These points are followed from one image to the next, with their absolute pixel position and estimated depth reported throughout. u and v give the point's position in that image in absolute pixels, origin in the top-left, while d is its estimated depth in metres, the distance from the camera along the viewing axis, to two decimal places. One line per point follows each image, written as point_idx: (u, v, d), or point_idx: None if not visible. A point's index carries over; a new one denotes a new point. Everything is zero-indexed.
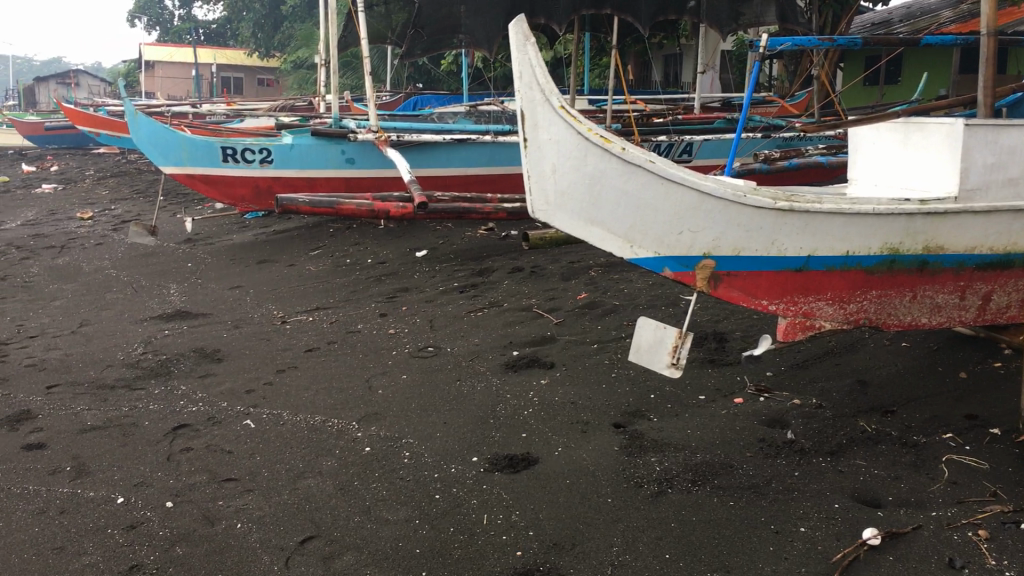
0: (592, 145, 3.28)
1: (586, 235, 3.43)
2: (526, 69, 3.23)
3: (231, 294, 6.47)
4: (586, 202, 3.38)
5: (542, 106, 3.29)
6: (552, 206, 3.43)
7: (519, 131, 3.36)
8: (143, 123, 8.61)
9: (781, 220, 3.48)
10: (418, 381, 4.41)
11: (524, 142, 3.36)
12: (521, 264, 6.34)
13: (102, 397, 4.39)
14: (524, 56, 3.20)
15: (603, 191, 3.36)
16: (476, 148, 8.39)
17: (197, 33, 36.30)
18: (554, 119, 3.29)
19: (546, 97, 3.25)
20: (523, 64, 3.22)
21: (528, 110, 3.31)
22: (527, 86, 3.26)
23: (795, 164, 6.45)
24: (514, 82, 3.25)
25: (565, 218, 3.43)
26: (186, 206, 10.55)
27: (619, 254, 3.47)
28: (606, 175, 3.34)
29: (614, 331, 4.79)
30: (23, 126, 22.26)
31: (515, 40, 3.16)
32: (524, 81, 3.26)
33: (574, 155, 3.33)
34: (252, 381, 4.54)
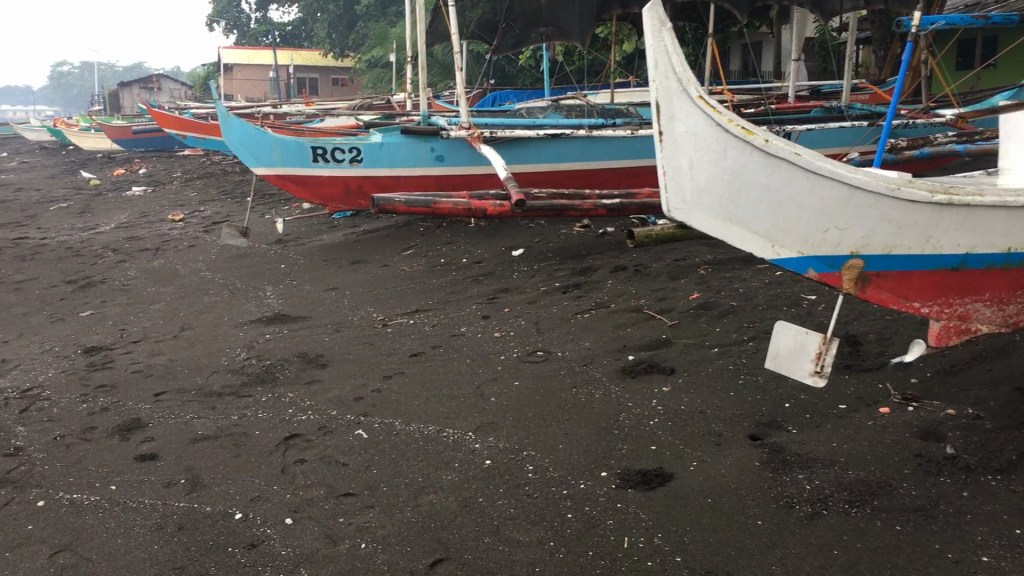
0: (734, 137, 3.05)
1: (724, 234, 3.22)
2: (662, 57, 3.02)
3: (328, 296, 6.38)
4: (725, 198, 3.16)
5: (679, 96, 3.07)
6: (689, 204, 3.23)
7: (654, 124, 3.16)
8: (234, 124, 8.58)
9: (938, 214, 3.16)
10: (532, 388, 4.21)
11: (659, 134, 3.17)
12: (624, 262, 6.09)
13: (211, 405, 4.30)
14: (659, 42, 2.98)
15: (743, 186, 3.13)
16: (567, 143, 8.18)
17: (274, 36, 36.84)
18: (692, 110, 3.08)
19: (683, 86, 3.04)
20: (659, 51, 3.01)
21: (664, 100, 3.10)
22: (663, 75, 3.05)
23: (926, 152, 6.05)
24: (648, 72, 3.05)
25: (703, 216, 3.22)
26: (275, 206, 10.55)
27: (760, 254, 3.24)
28: (748, 170, 3.10)
29: (735, 334, 4.51)
30: (111, 130, 22.75)
31: (651, 27, 2.94)
32: (659, 69, 3.05)
33: (712, 148, 3.11)
34: (359, 389, 4.40)
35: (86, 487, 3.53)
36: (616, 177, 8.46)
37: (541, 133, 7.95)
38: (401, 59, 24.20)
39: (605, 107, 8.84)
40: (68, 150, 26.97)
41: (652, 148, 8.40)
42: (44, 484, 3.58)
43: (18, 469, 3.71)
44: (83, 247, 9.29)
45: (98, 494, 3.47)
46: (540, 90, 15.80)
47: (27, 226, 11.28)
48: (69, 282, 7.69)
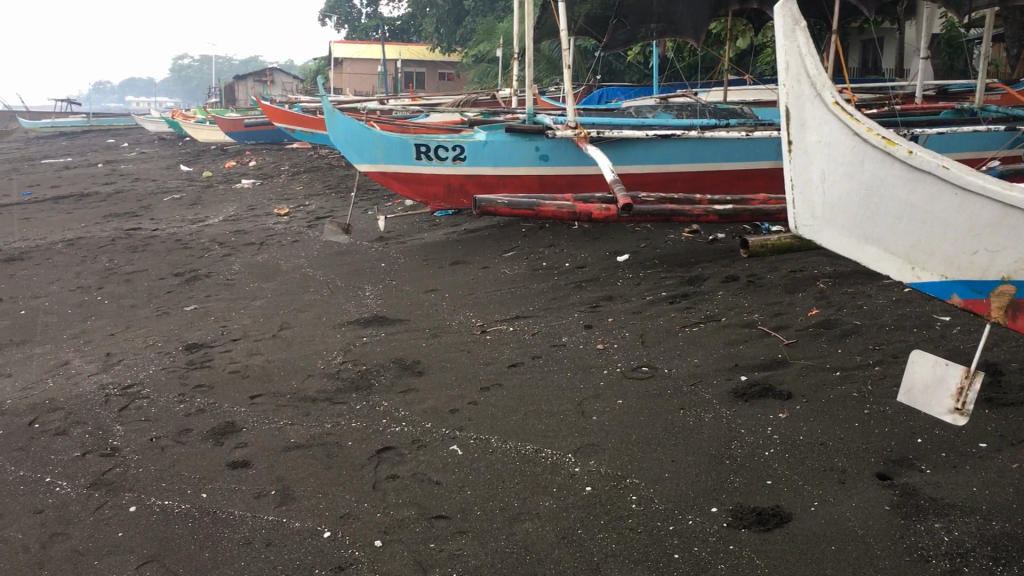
0: (870, 146, 2.84)
1: (859, 253, 3.01)
2: (794, 59, 2.90)
3: (428, 298, 6.27)
4: (860, 214, 2.96)
5: (812, 101, 2.93)
6: (821, 220, 3.07)
7: (785, 132, 3.03)
8: (340, 121, 8.52)
9: None
10: (636, 408, 3.97)
11: (790, 142, 3.04)
12: (736, 273, 5.79)
13: (305, 411, 4.21)
14: (792, 42, 2.87)
15: (880, 201, 2.90)
16: (678, 144, 7.88)
17: (383, 31, 37.31)
18: (827, 117, 2.91)
19: (817, 91, 2.89)
20: (792, 53, 2.90)
21: (795, 106, 2.97)
22: (795, 78, 2.93)
23: None
24: (779, 74, 2.94)
25: (836, 231, 3.05)
26: (378, 203, 10.55)
27: (899, 276, 2.97)
28: (886, 182, 2.87)
29: (859, 357, 4.18)
30: (224, 122, 23.34)
31: (783, 27, 2.84)
32: (791, 72, 2.93)
33: (848, 159, 2.92)
34: (455, 400, 4.24)
35: (177, 494, 3.47)
36: (727, 180, 8.12)
37: (651, 134, 7.67)
38: (506, 54, 24.13)
39: (718, 107, 8.50)
40: (185, 142, 27.88)
41: (767, 150, 8.03)
42: (137, 489, 3.52)
43: (113, 471, 3.68)
44: (191, 239, 9.45)
45: (189, 502, 3.40)
46: (648, 88, 15.45)
47: (141, 217, 11.58)
48: (176, 275, 7.79)
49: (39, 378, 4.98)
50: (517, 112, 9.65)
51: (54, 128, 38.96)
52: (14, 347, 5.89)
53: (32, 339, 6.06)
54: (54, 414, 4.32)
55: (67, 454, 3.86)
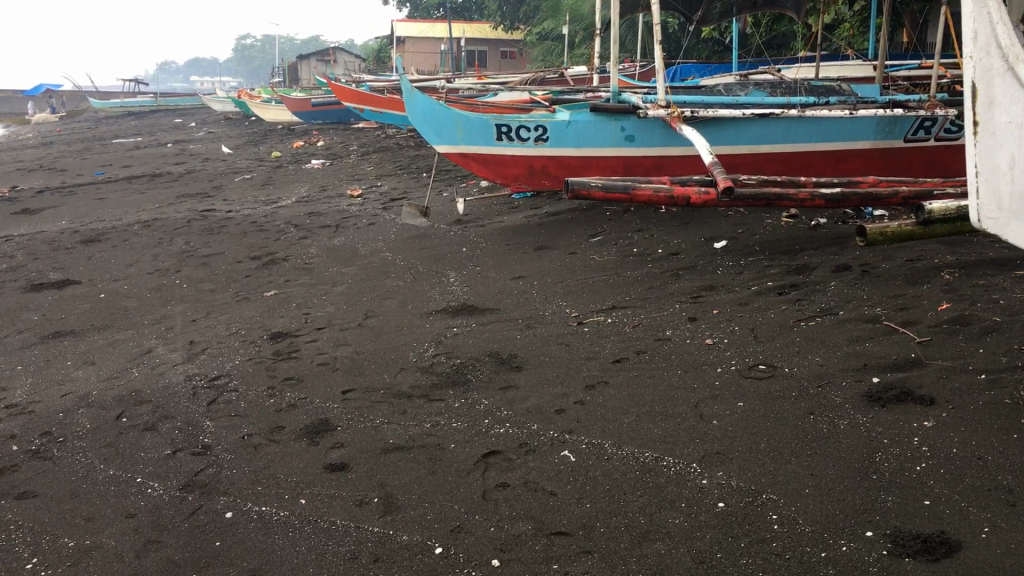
0: None
1: None
2: (985, 28, 2.45)
3: (516, 285, 6.01)
4: None
5: (1002, 76, 2.41)
6: (1005, 214, 2.45)
7: (970, 113, 2.51)
8: (418, 101, 8.22)
9: None
10: (760, 411, 3.66)
11: (975, 129, 2.49)
12: (847, 262, 5.42)
13: (401, 409, 3.98)
14: (982, 7, 2.44)
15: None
16: (771, 124, 7.49)
17: (445, 9, 37.04)
18: (1017, 94, 2.37)
19: (1007, 64, 2.38)
20: (981, 21, 2.45)
21: (982, 82, 2.46)
22: (983, 50, 2.45)
23: None
24: (964, 47, 2.48)
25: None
26: (453, 184, 10.32)
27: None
28: None
29: (1005, 358, 3.80)
30: (290, 103, 23.33)
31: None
32: (979, 43, 2.46)
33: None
34: (560, 400, 3.99)
35: (274, 499, 3.26)
36: (823, 162, 7.70)
37: (746, 113, 7.27)
38: (573, 31, 23.66)
39: (815, 84, 8.05)
40: (252, 121, 28.02)
41: (867, 129, 7.59)
42: (232, 492, 3.33)
43: (206, 472, 3.49)
44: (266, 221, 9.31)
45: (287, 509, 3.19)
46: (725, 65, 14.93)
47: (214, 197, 11.53)
48: (254, 259, 7.65)
49: (124, 367, 4.83)
50: (598, 90, 9.33)
51: (123, 108, 39.61)
52: (97, 333, 5.77)
53: (113, 325, 5.94)
54: (141, 407, 4.16)
55: (157, 452, 3.68)
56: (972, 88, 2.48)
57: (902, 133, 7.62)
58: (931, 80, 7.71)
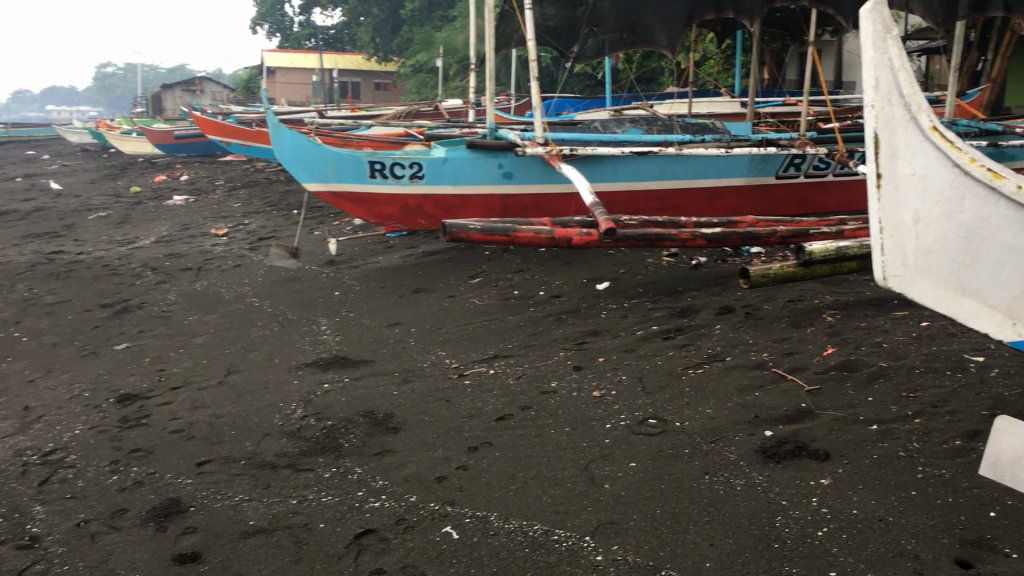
0: (976, 180, 2.58)
1: (957, 308, 2.72)
2: (884, 76, 2.59)
3: (392, 334, 5.70)
4: (959, 262, 2.68)
5: (905, 126, 2.62)
6: (911, 268, 2.74)
7: (871, 164, 2.68)
8: (286, 137, 7.83)
9: None
10: (653, 472, 3.45)
11: (878, 175, 2.69)
12: (731, 304, 5.33)
13: (264, 483, 3.60)
14: (882, 55, 2.56)
15: (981, 245, 2.64)
16: (648, 161, 7.42)
17: (317, 40, 36.42)
18: (923, 144, 2.62)
19: (913, 114, 2.60)
20: (880, 68, 2.58)
21: (885, 133, 2.64)
22: (885, 99, 2.61)
23: None
24: (867, 94, 2.60)
25: (929, 283, 2.73)
26: (325, 223, 9.92)
27: (996, 334, 2.73)
28: (989, 224, 2.61)
29: (895, 408, 3.68)
30: (153, 135, 22.31)
31: (873, 35, 2.53)
32: (880, 91, 2.60)
33: (945, 195, 2.64)
34: (441, 465, 3.69)
35: None
36: (699, 199, 7.70)
37: (624, 150, 7.17)
38: (446, 64, 23.49)
39: (689, 122, 8.03)
40: (111, 153, 26.69)
41: (740, 167, 7.63)
42: None
43: (32, 570, 3.02)
44: (121, 264, 8.68)
45: None
46: (598, 100, 15.01)
47: (64, 238, 10.74)
48: (105, 307, 7.06)
49: None
50: (475, 125, 9.12)
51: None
52: None
53: None
54: None
55: None
56: (875, 138, 2.64)
57: (774, 170, 7.72)
58: (802, 118, 7.80)
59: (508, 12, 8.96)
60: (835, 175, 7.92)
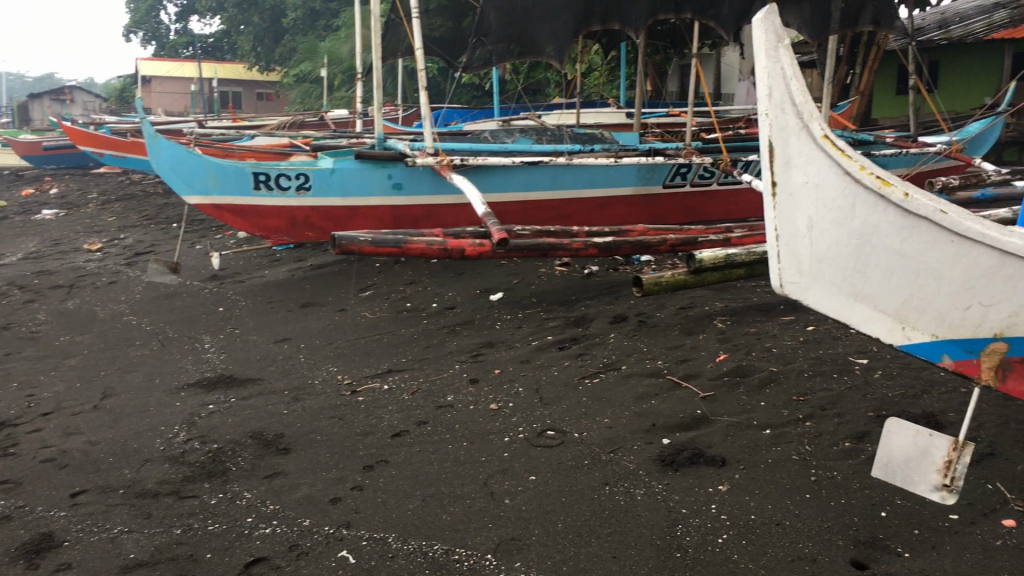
0: (863, 188, 2.54)
1: (850, 312, 2.74)
2: (778, 84, 2.57)
3: (280, 350, 5.52)
4: (850, 268, 2.68)
5: (798, 134, 2.60)
6: (806, 275, 2.77)
7: (766, 172, 2.69)
8: (166, 148, 7.52)
9: None
10: (554, 485, 3.41)
11: (775, 183, 2.69)
12: (624, 312, 5.36)
13: (145, 513, 3.39)
14: (774, 63, 2.54)
15: (872, 251, 2.63)
16: (538, 171, 7.43)
17: (195, 48, 35.37)
18: (814, 152, 2.60)
19: (804, 122, 2.57)
20: (774, 76, 2.56)
21: (778, 141, 2.63)
22: (778, 107, 2.59)
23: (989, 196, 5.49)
24: (760, 103, 2.59)
25: (824, 289, 2.75)
26: (207, 236, 9.58)
27: (889, 337, 2.73)
28: (879, 230, 2.59)
29: (786, 411, 3.74)
30: (19, 146, 21.20)
31: (765, 44, 2.51)
32: (774, 100, 2.58)
33: (837, 203, 2.62)
34: (335, 486, 3.56)
35: None
36: (588, 209, 7.75)
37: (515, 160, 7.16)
38: (331, 73, 23.12)
39: (578, 132, 8.09)
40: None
41: (629, 177, 7.72)
42: None
43: None
44: None
45: None
46: (486, 110, 15.02)
47: None
48: None
49: None
50: (362, 135, 8.97)
51: None
52: None
53: None
54: None
55: None
56: (770, 146, 2.64)
57: (661, 179, 7.85)
58: (688, 128, 7.97)
59: (394, 20, 8.83)
60: (719, 183, 8.11)
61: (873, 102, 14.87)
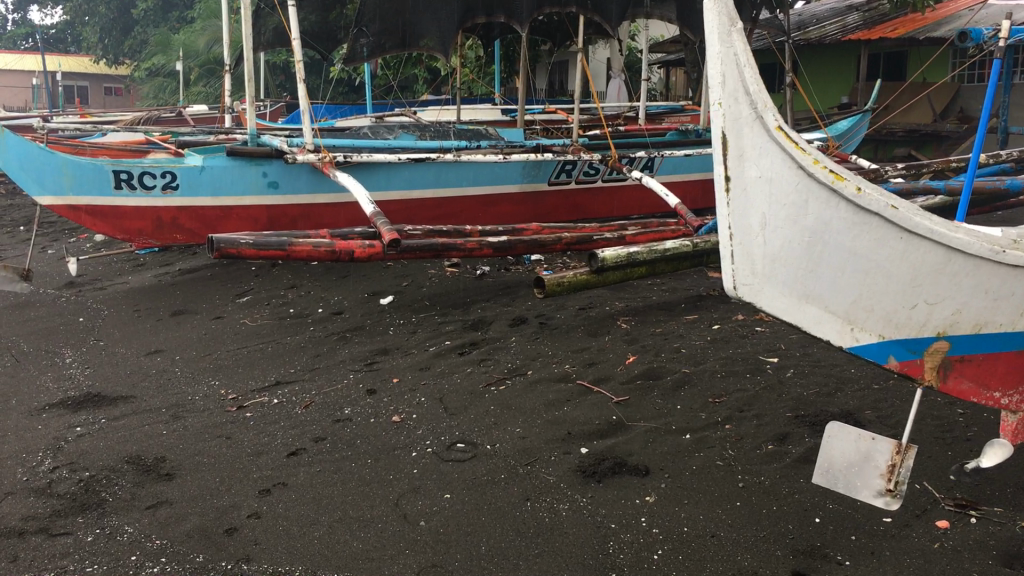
0: (816, 181, 2.48)
1: (800, 314, 2.67)
2: (730, 71, 2.51)
3: (153, 363, 5.08)
4: (802, 266, 2.61)
5: (751, 125, 2.54)
6: (758, 276, 2.67)
7: (719, 165, 2.60)
8: (11, 145, 6.85)
9: (1011, 276, 2.57)
10: (471, 504, 3.17)
11: (725, 178, 2.61)
12: (523, 314, 5.19)
13: (9, 556, 2.97)
14: (727, 49, 2.50)
15: (823, 249, 2.57)
16: (423, 168, 7.18)
17: (37, 39, 33.29)
18: (767, 144, 2.53)
19: (758, 112, 2.51)
20: (727, 63, 2.52)
21: (731, 132, 2.56)
22: (731, 96, 2.52)
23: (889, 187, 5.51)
24: (714, 91, 2.52)
25: (776, 291, 2.66)
26: (60, 240, 8.88)
27: (836, 340, 2.69)
28: (831, 227, 2.54)
29: (704, 414, 3.63)
30: None
31: (718, 27, 2.47)
32: (727, 88, 2.52)
33: (789, 198, 2.55)
34: (228, 515, 3.22)
35: None
36: (474, 207, 7.55)
37: (400, 157, 6.88)
38: (187, 68, 22.09)
39: (462, 128, 7.88)
40: None
41: (514, 174, 7.57)
42: None
43: None
44: None
45: None
46: (357, 107, 14.62)
47: None
48: None
49: None
50: (231, 131, 8.48)
51: None
52: None
53: None
54: None
55: None
56: (722, 138, 2.57)
57: (546, 177, 7.73)
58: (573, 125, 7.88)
59: (264, 10, 8.40)
60: (604, 180, 8.06)
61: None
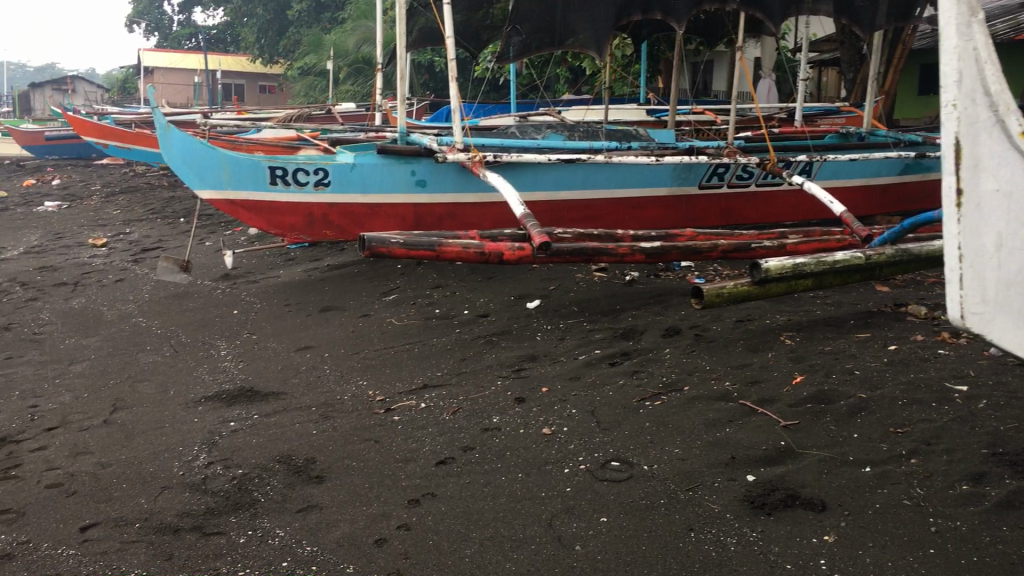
0: None
1: None
2: (968, 68, 2.36)
3: (303, 360, 5.11)
4: None
5: (992, 131, 2.40)
6: (992, 308, 2.45)
7: (956, 179, 2.40)
8: (176, 140, 7.08)
9: None
10: (630, 530, 2.98)
11: (959, 190, 2.40)
12: (677, 325, 4.95)
13: (165, 554, 2.99)
14: (964, 42, 2.35)
15: None
16: (570, 169, 7.02)
17: (199, 40, 35.01)
18: (1008, 155, 2.43)
19: (1001, 116, 2.39)
20: (963, 58, 2.35)
21: (969, 140, 2.38)
22: (967, 97, 2.37)
23: None
24: (955, 93, 2.35)
25: (1011, 322, 2.47)
26: (217, 232, 9.18)
27: None
28: None
29: (885, 446, 3.33)
30: (20, 135, 20.91)
31: (958, 17, 2.34)
32: (962, 88, 2.36)
33: None
34: (378, 524, 3.14)
35: None
36: (621, 210, 7.34)
37: (550, 157, 6.73)
38: (337, 66, 22.70)
39: (612, 128, 7.67)
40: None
41: (664, 176, 7.31)
42: None
43: None
44: None
45: None
46: (501, 106, 14.63)
47: None
48: None
49: None
50: (382, 129, 8.53)
51: None
52: None
53: None
54: None
55: None
56: (957, 145, 2.38)
57: (697, 180, 7.43)
58: (729, 126, 7.55)
59: (417, 10, 8.43)
60: (757, 184, 7.69)
61: (895, 101, 14.36)
